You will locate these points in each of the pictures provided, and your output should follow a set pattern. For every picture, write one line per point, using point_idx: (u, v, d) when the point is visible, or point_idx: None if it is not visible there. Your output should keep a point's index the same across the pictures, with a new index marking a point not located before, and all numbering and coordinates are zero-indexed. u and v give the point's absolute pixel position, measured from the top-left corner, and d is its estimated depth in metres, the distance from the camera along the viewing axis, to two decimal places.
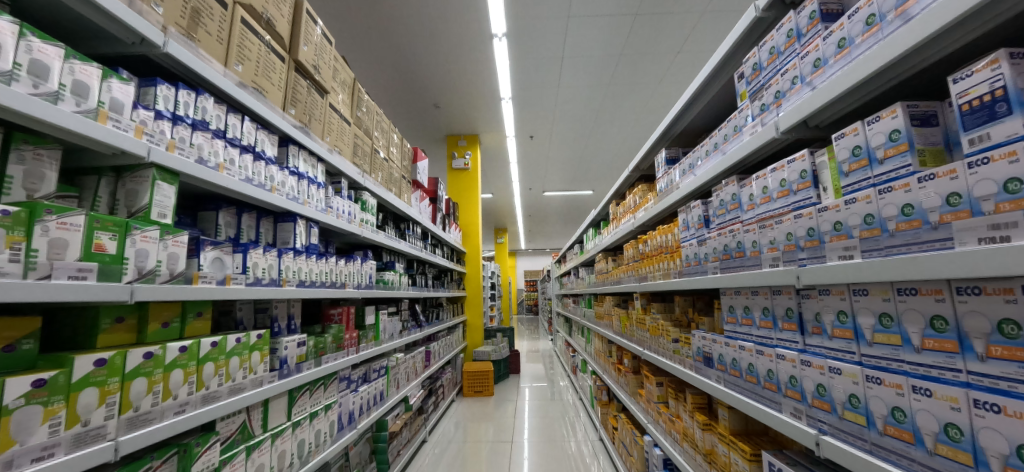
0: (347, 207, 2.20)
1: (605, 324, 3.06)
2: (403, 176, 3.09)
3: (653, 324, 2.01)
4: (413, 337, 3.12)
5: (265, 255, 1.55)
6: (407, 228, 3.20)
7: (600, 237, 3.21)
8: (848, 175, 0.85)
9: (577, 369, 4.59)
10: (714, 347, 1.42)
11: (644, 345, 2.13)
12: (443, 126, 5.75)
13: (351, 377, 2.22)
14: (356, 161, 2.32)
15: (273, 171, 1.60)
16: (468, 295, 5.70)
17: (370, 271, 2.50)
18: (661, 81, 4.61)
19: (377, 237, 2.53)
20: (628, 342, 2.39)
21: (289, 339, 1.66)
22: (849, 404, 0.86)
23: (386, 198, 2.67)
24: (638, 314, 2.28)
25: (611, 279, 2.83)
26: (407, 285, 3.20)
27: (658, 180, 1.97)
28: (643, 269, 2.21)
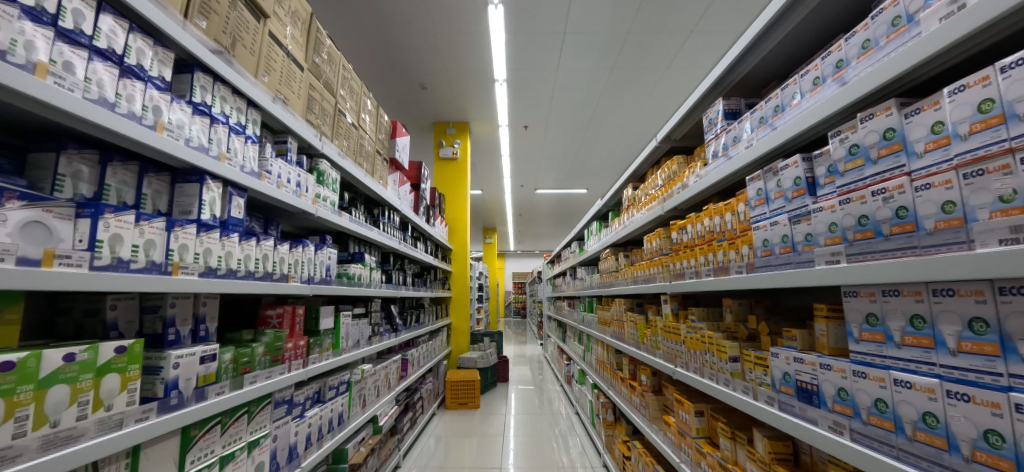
0: (294, 175, 1.66)
1: (611, 332, 2.78)
2: (376, 150, 2.63)
3: (685, 337, 1.58)
4: (390, 342, 2.79)
5: (198, 237, 1.16)
6: (382, 216, 2.81)
7: (611, 232, 2.87)
8: (969, 139, 0.62)
9: (574, 379, 4.34)
10: (773, 363, 1.08)
11: (675, 362, 1.68)
12: (430, 112, 5.50)
13: (313, 394, 1.83)
14: (311, 119, 1.80)
15: (201, 123, 1.18)
16: (454, 296, 5.42)
17: (329, 260, 1.97)
18: (669, 65, 4.50)
19: (336, 218, 2.02)
20: (649, 355, 1.98)
21: (183, 353, 1.11)
22: (987, 444, 0.60)
23: (351, 172, 2.18)
24: (663, 326, 1.83)
25: (624, 283, 2.52)
26: (380, 282, 2.77)
27: (707, 143, 1.48)
28: (676, 264, 1.76)
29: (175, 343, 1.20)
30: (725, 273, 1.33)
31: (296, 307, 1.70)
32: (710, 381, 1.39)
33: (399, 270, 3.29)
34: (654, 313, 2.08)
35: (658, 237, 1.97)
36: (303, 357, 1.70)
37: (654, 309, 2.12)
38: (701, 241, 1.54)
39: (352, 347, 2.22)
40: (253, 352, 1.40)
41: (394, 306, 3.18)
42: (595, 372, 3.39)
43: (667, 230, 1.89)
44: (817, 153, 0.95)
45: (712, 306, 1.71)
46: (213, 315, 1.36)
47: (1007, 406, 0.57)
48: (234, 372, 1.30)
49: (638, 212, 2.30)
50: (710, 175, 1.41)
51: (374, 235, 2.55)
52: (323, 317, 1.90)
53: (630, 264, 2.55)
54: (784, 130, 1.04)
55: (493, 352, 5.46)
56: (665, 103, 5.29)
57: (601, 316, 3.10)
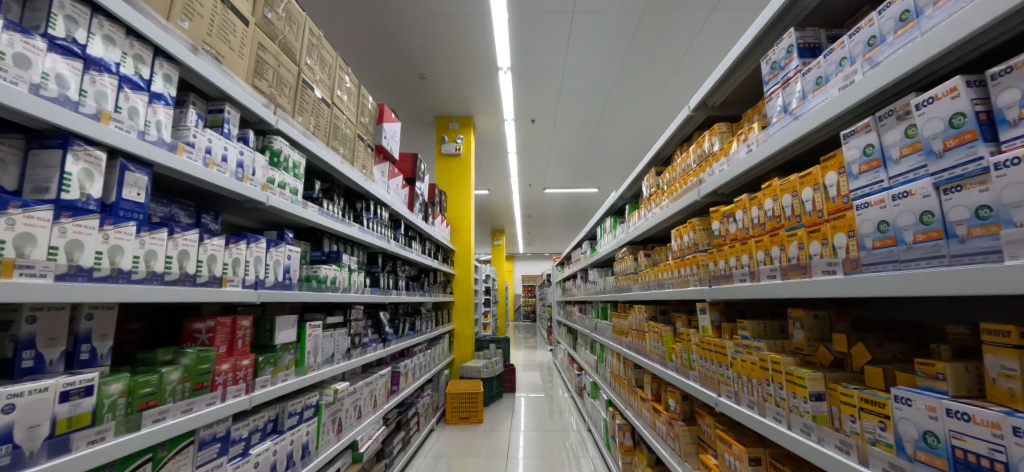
0: (231, 152, 1.32)
1: (629, 344, 2.37)
2: (358, 135, 2.29)
3: (734, 360, 1.19)
4: (378, 354, 2.43)
5: (60, 226, 0.82)
6: (367, 211, 2.45)
7: (628, 229, 2.47)
8: None
9: (585, 391, 3.93)
10: (904, 415, 0.68)
11: (718, 390, 1.28)
12: (432, 104, 5.17)
13: (263, 424, 1.47)
14: (261, 86, 1.46)
15: (65, 67, 0.85)
16: (457, 300, 5.07)
17: (289, 259, 1.63)
18: (689, 46, 4.11)
19: (300, 210, 1.68)
20: (681, 378, 1.57)
21: (26, 388, 0.77)
22: None
23: (321, 157, 1.84)
24: (699, 344, 1.43)
25: (645, 286, 2.11)
26: (364, 285, 2.41)
27: (767, 96, 1.05)
28: (713, 263, 1.36)
29: (38, 371, 0.87)
30: (801, 275, 0.92)
31: (238, 317, 1.36)
32: (775, 422, 0.99)
33: (390, 272, 2.94)
34: (687, 324, 1.67)
35: (688, 232, 1.57)
36: (246, 380, 1.35)
37: (686, 318, 1.72)
38: (751, 232, 1.12)
39: (322, 364, 1.87)
40: (161, 379, 1.06)
41: (386, 316, 2.83)
42: (609, 387, 2.96)
43: (700, 221, 1.48)
44: (1001, 72, 0.55)
45: (771, 318, 1.30)
46: (102, 331, 1.02)
47: (921, 403, 0.65)
48: (125, 408, 0.97)
49: (660, 203, 1.90)
50: (775, 139, 0.99)
51: (355, 231, 2.20)
52: (279, 328, 1.55)
53: (654, 264, 2.14)
54: (926, 49, 0.61)
55: (499, 360, 5.07)
56: (683, 91, 4.91)
57: (617, 326, 2.69)
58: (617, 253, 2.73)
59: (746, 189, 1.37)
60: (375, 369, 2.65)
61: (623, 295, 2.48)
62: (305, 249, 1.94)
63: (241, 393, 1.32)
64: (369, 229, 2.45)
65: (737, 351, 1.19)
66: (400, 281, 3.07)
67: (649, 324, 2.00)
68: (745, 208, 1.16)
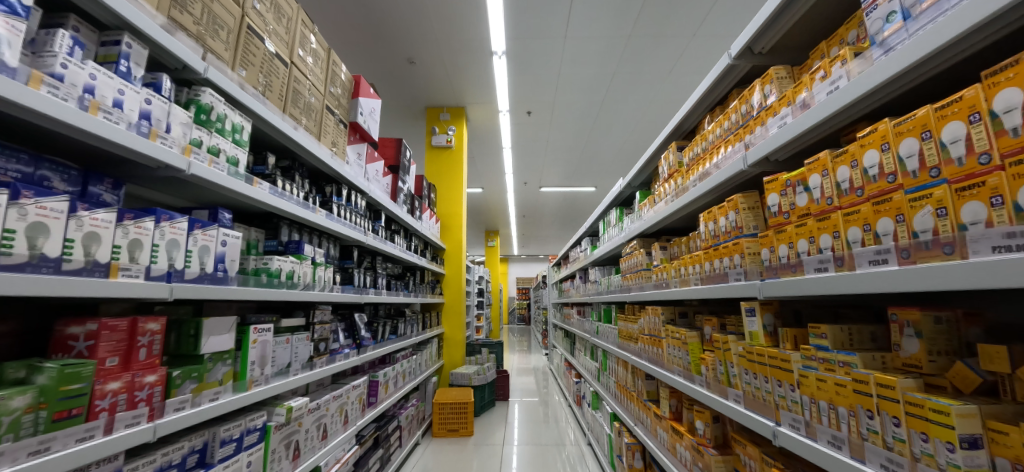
0: (132, 98, 0.97)
1: (640, 351, 2.04)
2: (328, 107, 1.95)
3: (805, 379, 0.88)
4: (350, 362, 2.07)
5: None
6: (339, 197, 2.11)
7: (639, 220, 2.15)
8: None
9: (585, 400, 3.60)
10: None
11: (780, 418, 0.96)
12: (422, 93, 4.86)
13: (181, 459, 1.12)
14: (182, 21, 1.13)
15: None
16: (447, 302, 4.71)
17: (226, 247, 1.29)
18: (697, 30, 3.83)
19: (242, 186, 1.33)
20: (715, 395, 1.24)
21: None
22: None
23: (275, 124, 1.50)
24: (744, 354, 1.11)
25: (660, 284, 1.79)
26: (335, 282, 2.06)
27: (867, 12, 0.75)
28: (765, 251, 1.05)
29: None
30: (940, 257, 0.60)
31: (140, 317, 1.02)
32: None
33: (369, 268, 2.58)
34: (724, 329, 1.34)
35: (722, 215, 1.25)
36: (150, 402, 1.01)
37: (720, 320, 1.40)
38: (839, 203, 0.80)
39: (273, 376, 1.51)
40: None
41: (364, 317, 2.47)
42: (613, 398, 2.63)
43: (743, 198, 1.15)
44: None
45: (850, 322, 0.98)
46: None
47: None
48: None
49: (680, 184, 1.58)
50: (893, 59, 0.67)
51: (321, 219, 1.86)
52: (209, 332, 1.21)
53: (671, 259, 1.82)
54: None
55: (491, 366, 4.72)
56: (688, 80, 4.65)
57: (623, 330, 2.37)
58: (624, 247, 2.40)
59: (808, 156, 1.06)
60: (347, 379, 2.29)
61: (632, 296, 2.15)
62: (257, 237, 1.60)
63: (140, 420, 0.98)
64: (343, 218, 2.11)
65: (811, 366, 0.88)
66: (382, 278, 2.72)
67: (670, 327, 1.67)
68: (826, 169, 0.84)
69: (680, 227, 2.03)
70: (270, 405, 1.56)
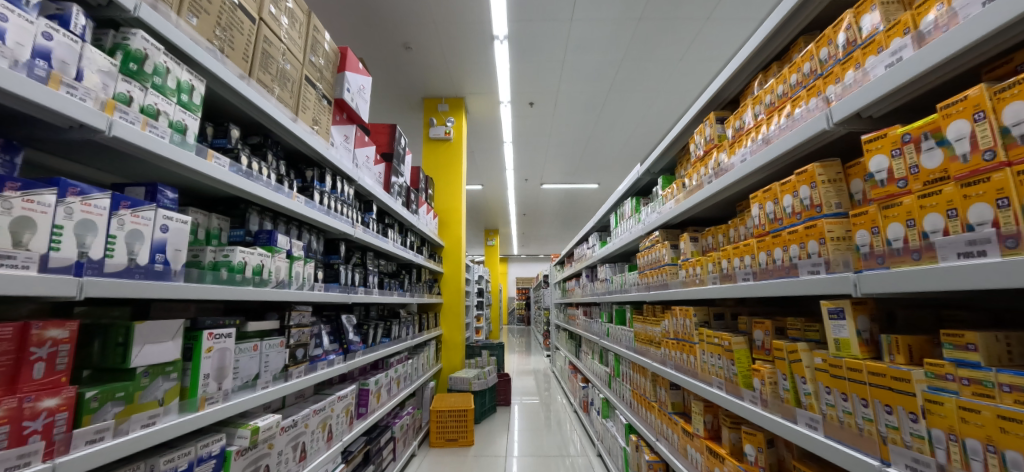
0: (28, 28, 0.72)
1: (664, 357, 1.79)
2: (308, 77, 1.68)
3: (938, 407, 0.62)
4: (333, 370, 1.81)
5: None
6: (322, 183, 1.84)
7: (661, 209, 1.88)
8: None
9: (594, 407, 3.34)
10: None
11: (887, 454, 0.71)
12: (419, 82, 4.61)
13: None
14: None
15: None
16: (445, 303, 4.44)
17: (167, 234, 1.02)
18: (711, 13, 3.57)
19: (192, 158, 1.08)
20: (778, 417, 0.99)
21: None
22: None
23: (236, 88, 1.24)
24: (826, 368, 0.85)
25: (691, 280, 1.53)
26: (317, 280, 1.80)
27: None
28: (857, 235, 0.80)
29: None
30: None
31: (34, 321, 0.76)
32: None
33: (359, 264, 2.31)
34: (787, 335, 1.08)
35: (787, 193, 0.99)
36: (48, 434, 0.74)
37: (778, 323, 1.14)
38: (1005, 158, 0.54)
39: (233, 391, 1.24)
40: None
41: (352, 319, 2.21)
42: (629, 408, 2.37)
43: (822, 167, 0.89)
44: None
45: (980, 328, 0.73)
46: None
47: None
48: None
49: (719, 161, 1.32)
50: None
51: (298, 206, 1.60)
52: (140, 337, 0.95)
53: (705, 252, 1.57)
54: None
55: (492, 370, 4.45)
56: (700, 68, 4.40)
57: (641, 332, 2.11)
58: (643, 241, 2.14)
59: (918, 110, 0.81)
60: (332, 388, 2.02)
61: (654, 295, 1.90)
62: (219, 225, 1.35)
63: (30, 460, 0.71)
64: (327, 207, 1.84)
65: (946, 389, 0.63)
66: (374, 275, 2.46)
67: (707, 329, 1.41)
68: (982, 109, 0.57)
69: (712, 217, 1.77)
70: (231, 425, 1.29)
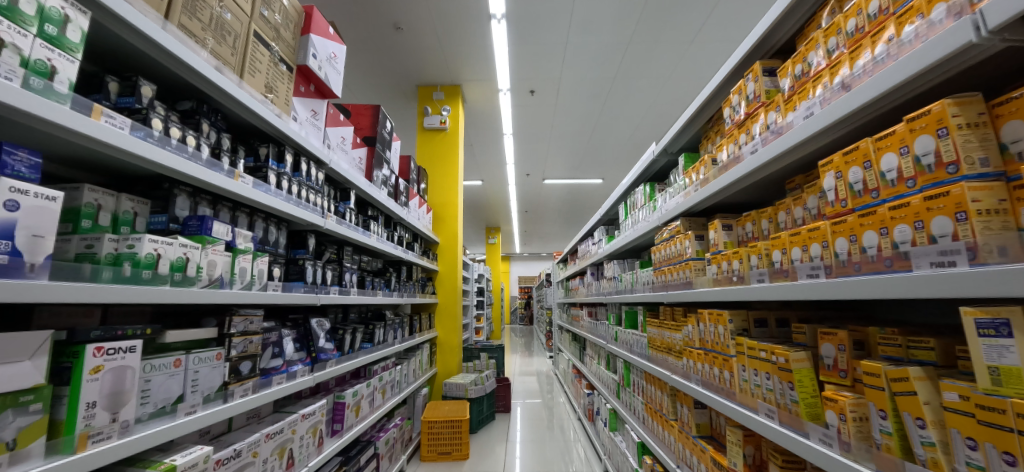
0: None
1: (687, 370, 1.48)
2: (258, 32, 1.38)
3: None
4: (294, 384, 1.52)
5: None
6: (280, 163, 1.54)
7: (683, 194, 1.57)
8: None
9: (600, 417, 3.05)
10: None
11: None
12: (413, 68, 4.31)
13: None
14: None
15: None
16: (440, 303, 4.15)
17: (18, 215, 0.72)
18: None
19: (69, 114, 0.79)
20: (867, 470, 0.69)
21: None
22: None
23: (138, 28, 0.93)
24: (968, 410, 0.56)
25: (726, 277, 1.23)
26: (274, 278, 1.51)
27: None
28: None
29: None
30: None
31: None
32: None
33: (334, 260, 2.02)
34: (880, 354, 0.78)
35: (891, 150, 0.69)
36: None
37: (860, 334, 0.84)
38: None
39: (137, 422, 0.95)
40: None
41: (324, 322, 1.92)
42: (641, 424, 2.06)
43: (956, 103, 0.60)
44: None
45: None
46: None
47: None
48: None
49: (765, 123, 1.01)
50: None
51: (243, 189, 1.29)
52: None
53: (743, 243, 1.26)
54: None
55: (491, 375, 4.16)
56: (713, 50, 4.07)
57: (658, 339, 1.81)
58: (659, 233, 1.82)
59: None
60: (297, 404, 1.72)
61: (673, 295, 1.59)
62: (133, 208, 1.07)
63: None
64: (287, 192, 1.54)
65: None
66: (353, 273, 2.16)
67: (750, 339, 1.11)
68: None
69: (748, 204, 1.46)
70: (139, 460, 1.00)
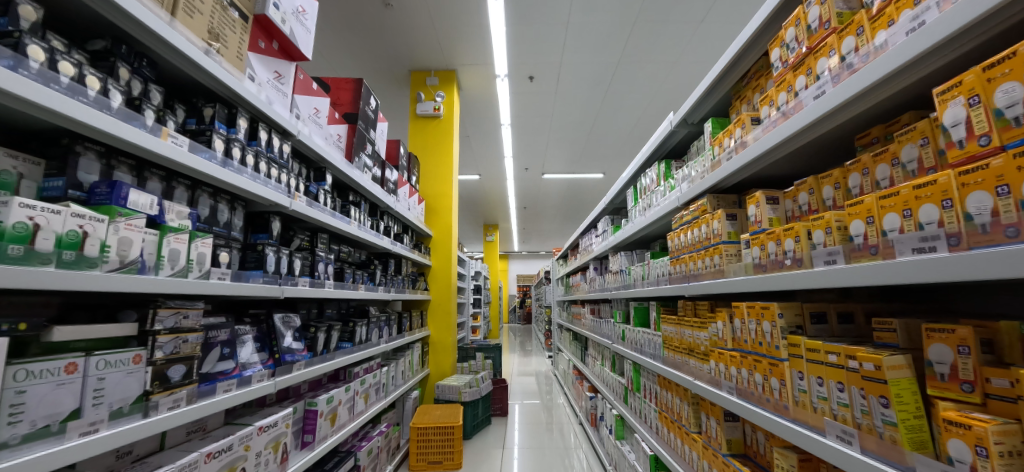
0: None
1: (716, 376, 1.23)
2: None
3: None
4: (248, 392, 1.27)
5: None
6: (232, 128, 1.28)
7: (710, 166, 1.30)
8: None
9: (604, 423, 2.81)
10: None
11: None
12: (405, 50, 4.03)
13: None
14: None
15: None
16: (432, 301, 3.88)
17: None
18: None
19: None
20: None
21: None
22: None
23: None
24: None
25: (774, 262, 0.98)
26: (221, 265, 1.25)
27: None
28: None
29: None
30: None
31: None
32: None
33: (305, 248, 1.76)
34: None
35: None
36: None
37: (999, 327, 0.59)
38: None
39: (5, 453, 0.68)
40: None
41: (292, 319, 1.66)
42: (655, 436, 1.80)
43: None
44: None
45: None
46: None
47: None
48: None
49: (839, 56, 0.77)
50: None
51: (175, 152, 1.03)
52: None
53: (793, 219, 1.01)
54: None
55: (487, 376, 3.90)
56: (724, 30, 3.82)
57: (676, 338, 1.56)
58: (676, 216, 1.57)
59: None
60: (254, 415, 1.46)
61: (695, 287, 1.34)
62: (15, 169, 0.81)
63: None
64: (238, 163, 1.28)
65: None
66: (330, 263, 1.90)
67: (812, 339, 0.86)
68: None
69: (794, 176, 1.20)
70: None
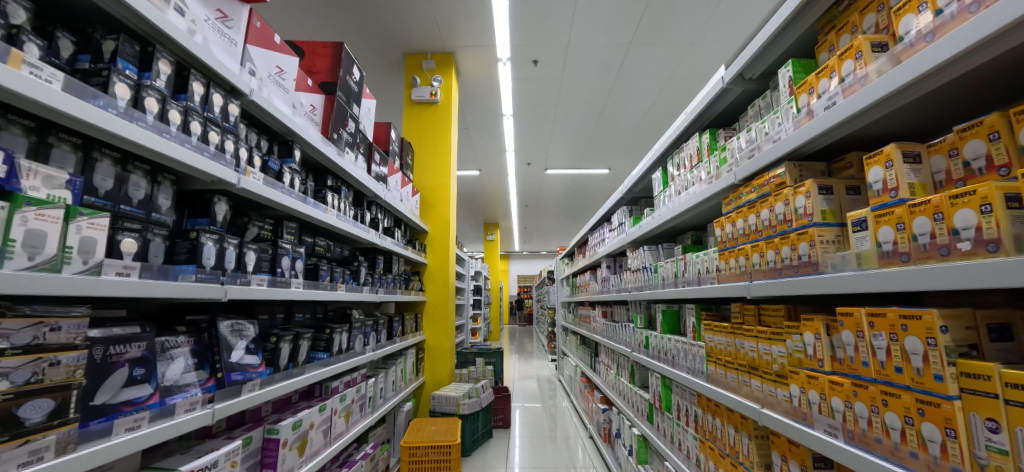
0: None
1: (801, 408, 0.90)
2: None
3: None
4: (161, 429, 0.93)
5: None
6: (146, 73, 0.95)
7: (783, 126, 0.97)
8: None
9: (620, 442, 2.46)
10: None
11: None
12: (399, 31, 3.68)
13: None
14: None
15: None
16: (428, 302, 3.54)
17: None
18: None
19: None
20: None
21: None
22: None
23: None
24: None
25: (919, 249, 0.64)
26: (127, 256, 0.91)
27: None
28: None
29: None
30: None
31: None
32: None
33: (266, 239, 1.43)
34: None
35: None
36: None
37: None
38: None
39: None
40: None
41: (249, 325, 1.32)
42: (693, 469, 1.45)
43: None
44: None
45: None
46: None
47: None
48: None
49: None
50: None
51: (37, 88, 0.68)
52: None
53: (955, 183, 0.64)
54: None
55: (487, 384, 3.56)
56: (749, 5, 3.43)
57: (728, 352, 1.22)
58: (725, 198, 1.23)
59: None
60: (186, 453, 1.12)
61: (764, 287, 1.00)
62: None
63: None
64: (157, 119, 0.95)
65: None
66: (301, 257, 1.57)
67: (1014, 368, 0.52)
68: None
69: (927, 129, 0.84)
70: None
